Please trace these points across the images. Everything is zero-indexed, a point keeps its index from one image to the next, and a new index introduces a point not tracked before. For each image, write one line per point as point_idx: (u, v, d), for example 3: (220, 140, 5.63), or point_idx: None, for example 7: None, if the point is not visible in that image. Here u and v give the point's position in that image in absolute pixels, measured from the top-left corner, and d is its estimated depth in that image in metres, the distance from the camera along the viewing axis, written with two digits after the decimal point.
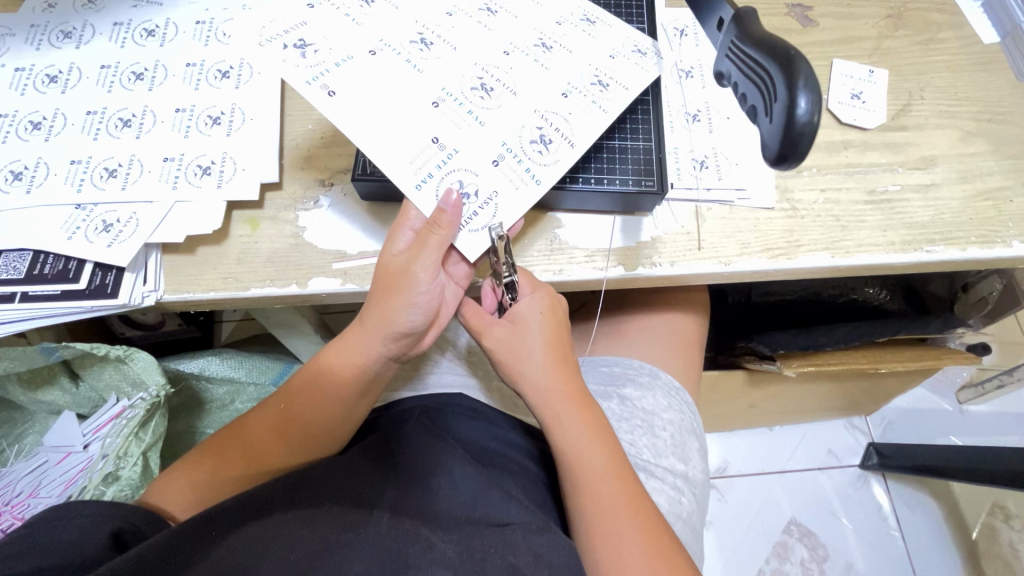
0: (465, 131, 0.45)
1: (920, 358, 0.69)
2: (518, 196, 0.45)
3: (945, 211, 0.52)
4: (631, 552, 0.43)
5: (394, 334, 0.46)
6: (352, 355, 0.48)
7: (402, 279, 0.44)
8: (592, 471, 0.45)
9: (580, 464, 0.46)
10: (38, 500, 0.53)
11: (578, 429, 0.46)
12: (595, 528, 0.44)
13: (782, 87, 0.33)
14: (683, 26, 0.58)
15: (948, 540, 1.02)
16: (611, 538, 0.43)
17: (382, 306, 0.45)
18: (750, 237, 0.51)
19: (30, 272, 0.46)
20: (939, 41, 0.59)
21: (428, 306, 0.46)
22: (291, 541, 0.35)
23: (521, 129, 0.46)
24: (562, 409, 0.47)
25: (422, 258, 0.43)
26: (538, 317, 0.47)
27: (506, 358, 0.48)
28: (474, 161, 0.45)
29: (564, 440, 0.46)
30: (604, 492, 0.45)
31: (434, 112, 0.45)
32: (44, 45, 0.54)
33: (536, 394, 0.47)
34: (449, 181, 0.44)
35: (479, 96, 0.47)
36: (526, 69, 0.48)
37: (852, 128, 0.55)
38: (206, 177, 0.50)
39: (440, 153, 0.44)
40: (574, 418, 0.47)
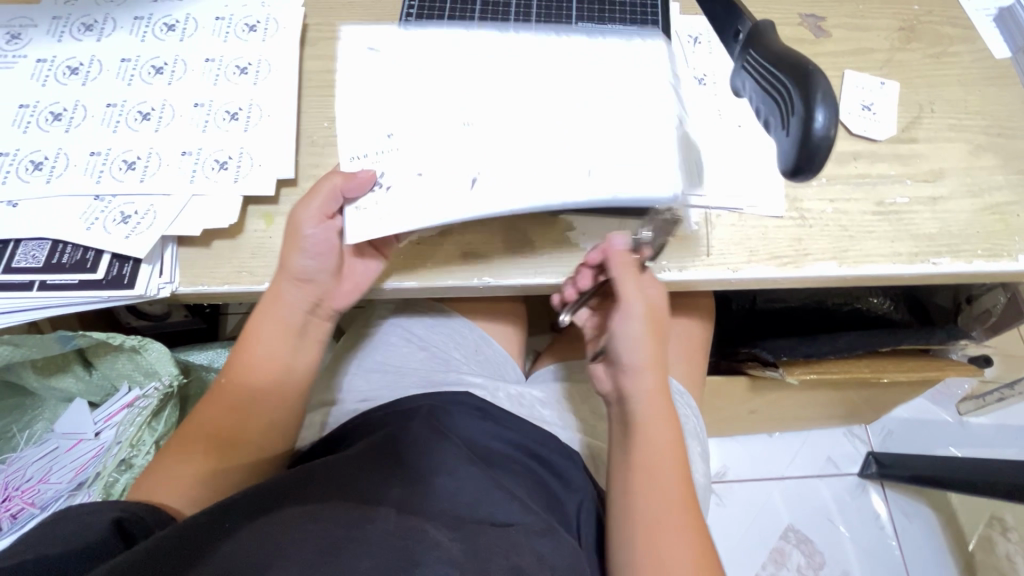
0: (433, 138, 0.48)
1: (922, 369, 0.70)
2: (449, 197, 0.46)
3: (952, 224, 0.52)
4: (677, 553, 0.44)
5: (292, 287, 0.49)
6: (266, 315, 0.49)
7: (296, 231, 0.47)
8: (666, 474, 0.47)
9: (656, 463, 0.48)
10: (49, 486, 0.54)
11: (661, 430, 0.49)
12: (645, 525, 0.45)
13: (798, 101, 0.34)
14: (697, 34, 0.59)
15: (945, 550, 1.03)
16: (661, 537, 0.45)
17: (286, 259, 0.48)
18: (758, 244, 0.51)
19: (49, 261, 0.47)
20: (951, 54, 0.60)
21: (318, 254, 0.48)
22: (299, 537, 0.35)
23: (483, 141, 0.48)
24: (655, 411, 0.49)
25: (302, 210, 0.47)
26: (653, 313, 0.51)
27: (632, 350, 0.51)
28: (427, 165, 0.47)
29: (648, 433, 0.49)
30: (659, 492, 0.47)
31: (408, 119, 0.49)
32: (65, 37, 0.55)
33: (633, 385, 0.50)
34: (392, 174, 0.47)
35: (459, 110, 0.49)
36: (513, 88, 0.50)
37: (862, 139, 0.55)
38: (223, 172, 0.51)
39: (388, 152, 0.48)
40: (661, 419, 0.49)
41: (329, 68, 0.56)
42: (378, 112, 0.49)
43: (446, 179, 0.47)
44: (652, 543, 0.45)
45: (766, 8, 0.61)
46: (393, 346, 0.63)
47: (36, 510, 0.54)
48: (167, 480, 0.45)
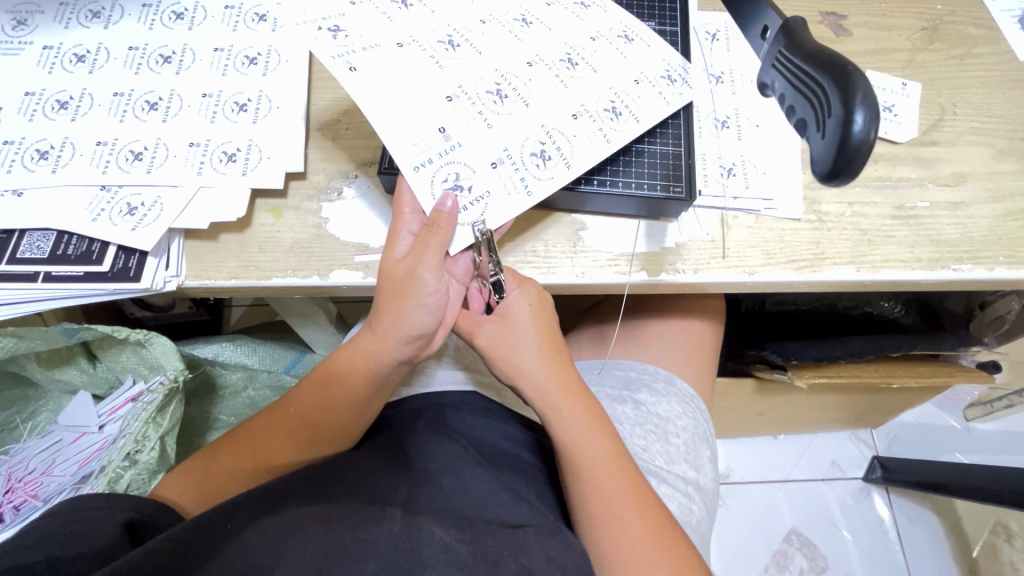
0: (480, 130, 0.45)
1: (932, 374, 0.69)
2: (506, 203, 0.45)
3: (974, 230, 0.51)
4: (638, 541, 0.43)
5: (404, 338, 0.46)
6: (362, 361, 0.47)
7: (410, 282, 0.44)
8: (596, 464, 0.45)
9: (583, 458, 0.45)
10: (53, 478, 0.54)
11: (580, 424, 0.45)
12: (603, 516, 0.44)
13: (837, 103, 0.33)
14: (717, 31, 0.57)
15: (949, 557, 1.02)
16: (617, 529, 0.43)
17: (391, 311, 0.45)
18: (775, 247, 0.50)
19: (54, 252, 0.46)
20: (974, 56, 0.59)
21: (437, 307, 0.45)
22: (306, 541, 0.34)
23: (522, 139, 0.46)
24: (561, 400, 0.46)
25: (424, 261, 0.43)
26: (525, 313, 0.46)
27: (493, 356, 0.46)
28: (481, 163, 0.45)
29: (564, 430, 0.45)
30: (610, 480, 0.44)
31: (451, 106, 0.45)
32: (72, 24, 0.54)
33: (531, 391, 0.46)
34: (446, 173, 0.44)
35: (502, 104, 0.47)
36: (544, 75, 0.48)
37: (883, 141, 0.54)
38: (232, 164, 0.50)
39: (447, 146, 0.44)
40: (575, 412, 0.46)
41: None
42: (407, 85, 0.45)
43: (497, 179, 0.45)
44: (609, 533, 0.43)
45: (786, 5, 0.60)
46: None
47: (39, 502, 0.53)
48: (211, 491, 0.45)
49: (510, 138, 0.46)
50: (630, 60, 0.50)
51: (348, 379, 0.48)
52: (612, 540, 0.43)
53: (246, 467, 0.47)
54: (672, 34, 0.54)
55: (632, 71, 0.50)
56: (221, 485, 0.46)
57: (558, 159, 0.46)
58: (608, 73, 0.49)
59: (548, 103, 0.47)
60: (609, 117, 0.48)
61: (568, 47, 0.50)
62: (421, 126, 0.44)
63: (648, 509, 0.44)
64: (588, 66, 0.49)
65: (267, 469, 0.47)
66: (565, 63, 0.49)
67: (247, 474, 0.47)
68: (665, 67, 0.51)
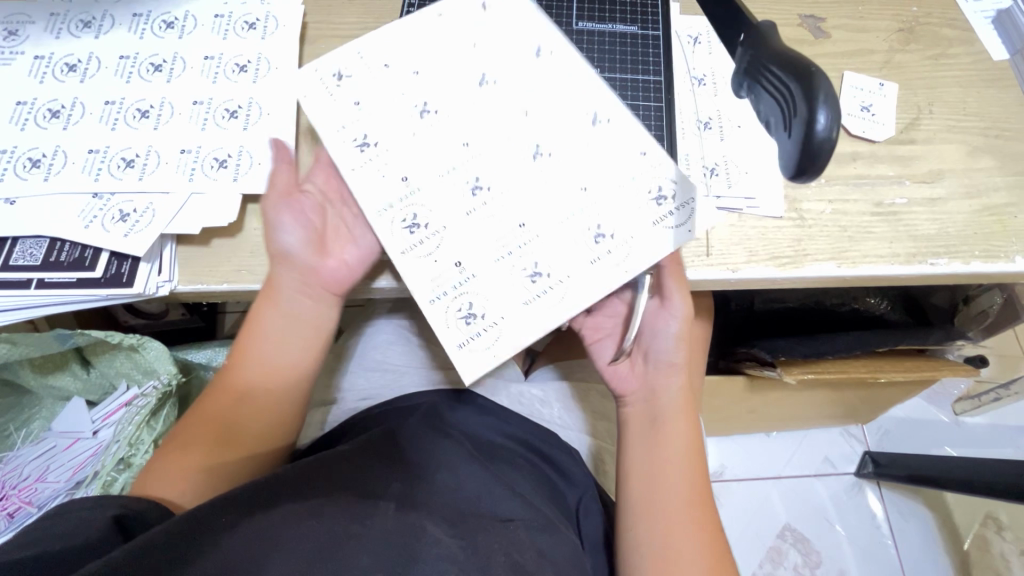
0: (487, 259, 0.47)
1: (916, 369, 0.70)
2: (528, 321, 0.47)
3: (951, 225, 0.53)
4: (691, 554, 0.45)
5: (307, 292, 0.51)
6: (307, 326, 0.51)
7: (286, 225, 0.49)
8: (678, 460, 0.49)
9: (670, 451, 0.49)
10: (46, 484, 0.54)
11: (680, 423, 0.51)
12: (666, 522, 0.46)
13: (802, 102, 0.34)
14: (699, 34, 0.58)
15: (940, 549, 1.03)
16: (680, 528, 0.46)
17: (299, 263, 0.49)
18: (758, 245, 0.51)
19: (47, 259, 0.47)
20: (949, 56, 0.60)
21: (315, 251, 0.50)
22: (301, 534, 0.35)
23: (519, 260, 0.48)
24: (675, 418, 0.51)
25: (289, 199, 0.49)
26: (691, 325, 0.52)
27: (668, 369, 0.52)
28: (496, 287, 0.47)
29: (666, 423, 0.51)
30: (685, 494, 0.48)
31: (458, 238, 0.48)
32: (63, 34, 0.55)
33: (667, 391, 0.52)
34: (461, 301, 0.47)
35: (501, 231, 0.48)
36: (538, 185, 0.49)
37: (862, 139, 0.56)
38: (223, 170, 0.50)
39: (461, 277, 0.47)
40: (682, 413, 0.51)
41: None
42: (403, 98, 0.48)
43: (513, 297, 0.47)
44: (669, 543, 0.45)
45: (766, 9, 0.61)
46: (390, 344, 0.62)
47: (33, 508, 0.53)
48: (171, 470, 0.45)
49: (513, 262, 0.48)
50: (622, 149, 0.49)
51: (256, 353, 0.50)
52: (668, 548, 0.45)
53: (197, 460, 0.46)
54: (655, 37, 0.58)
55: (623, 171, 0.49)
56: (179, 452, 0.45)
57: (557, 279, 0.47)
58: (600, 178, 0.49)
59: (548, 226, 0.48)
60: (604, 242, 0.48)
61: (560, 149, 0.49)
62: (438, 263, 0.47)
63: (710, 525, 0.47)
64: (580, 172, 0.49)
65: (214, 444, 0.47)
66: (560, 173, 0.49)
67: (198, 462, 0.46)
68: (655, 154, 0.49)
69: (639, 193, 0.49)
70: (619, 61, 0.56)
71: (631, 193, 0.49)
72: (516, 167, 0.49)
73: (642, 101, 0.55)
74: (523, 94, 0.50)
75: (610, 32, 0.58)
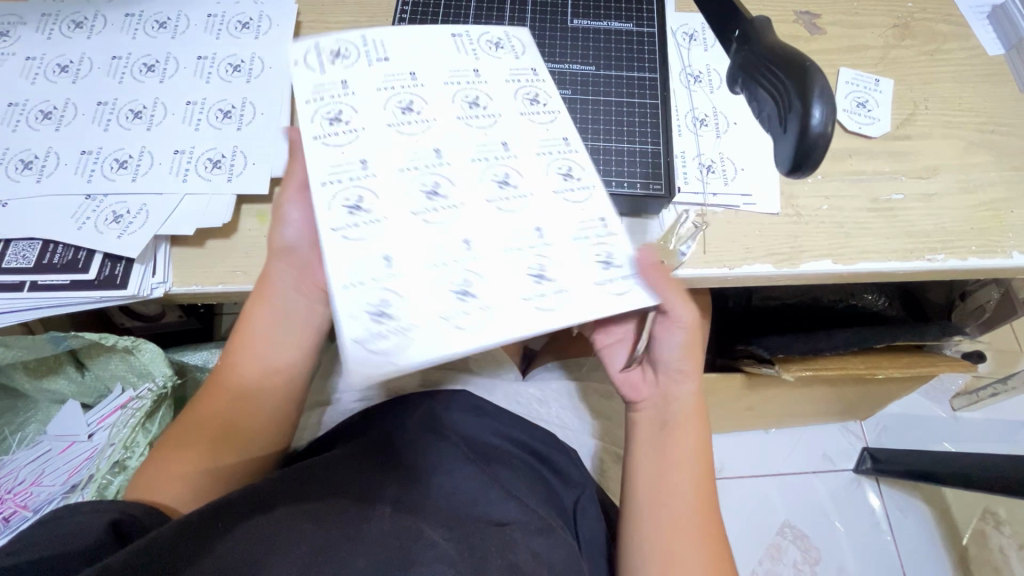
0: (417, 264, 0.40)
1: (914, 365, 0.70)
2: (435, 332, 0.38)
3: (947, 221, 0.53)
4: (692, 559, 0.45)
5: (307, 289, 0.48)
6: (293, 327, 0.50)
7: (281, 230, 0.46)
8: (683, 468, 0.48)
9: (676, 460, 0.49)
10: (42, 488, 0.54)
11: (687, 431, 0.50)
12: (668, 524, 0.46)
13: (797, 97, 0.34)
14: (694, 31, 0.59)
15: (939, 545, 1.04)
16: (681, 538, 0.46)
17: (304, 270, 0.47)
18: (755, 242, 0.51)
19: (39, 261, 0.47)
20: (944, 51, 0.60)
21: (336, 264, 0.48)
22: (296, 537, 0.35)
23: (451, 275, 0.40)
24: (683, 421, 0.50)
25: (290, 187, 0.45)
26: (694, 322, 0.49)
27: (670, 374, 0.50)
28: (418, 294, 0.39)
29: (676, 433, 0.50)
30: (689, 499, 0.48)
31: (397, 235, 0.40)
32: (55, 34, 0.54)
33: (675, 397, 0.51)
34: (376, 296, 0.38)
35: (443, 243, 0.41)
36: (476, 208, 0.42)
37: (858, 135, 0.56)
38: (217, 170, 0.50)
39: (385, 272, 0.39)
40: (692, 422, 0.50)
41: None
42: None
43: (431, 308, 0.38)
44: (672, 547, 0.45)
45: (761, 5, 0.61)
46: None
47: (29, 513, 0.53)
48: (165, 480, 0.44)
49: (444, 275, 0.40)
50: (593, 199, 0.44)
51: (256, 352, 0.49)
52: (670, 552, 0.45)
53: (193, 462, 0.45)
54: (651, 34, 0.56)
55: (578, 223, 0.43)
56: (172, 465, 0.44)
57: (483, 306, 0.39)
58: (557, 224, 0.42)
59: (492, 251, 0.41)
60: (542, 285, 0.40)
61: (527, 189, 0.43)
62: (363, 247, 0.39)
63: (712, 535, 0.47)
64: (537, 212, 0.43)
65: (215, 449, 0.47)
66: (520, 207, 0.43)
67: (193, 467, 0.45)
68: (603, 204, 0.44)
69: (590, 249, 0.42)
70: (616, 61, 0.55)
71: (580, 251, 0.42)
72: (480, 193, 0.42)
73: (635, 98, 0.53)
74: (509, 108, 0.46)
75: (606, 30, 0.56)
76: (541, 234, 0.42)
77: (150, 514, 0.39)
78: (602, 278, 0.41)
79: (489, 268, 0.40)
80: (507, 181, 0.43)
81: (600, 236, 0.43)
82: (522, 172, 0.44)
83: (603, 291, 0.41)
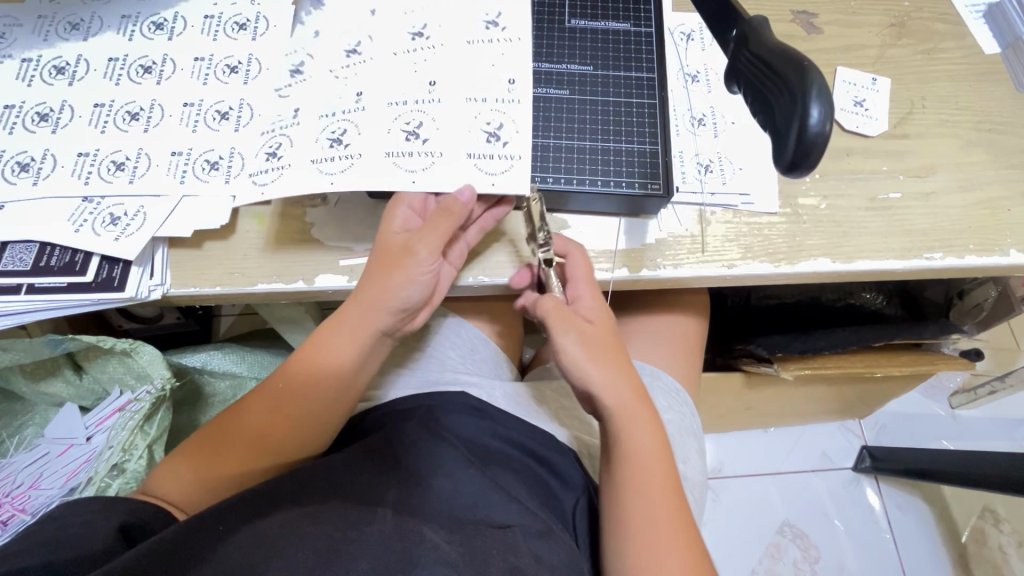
0: (311, 114, 0.49)
1: (913, 363, 0.70)
2: (306, 175, 0.46)
3: (944, 219, 0.53)
4: (673, 565, 0.43)
5: (387, 308, 0.47)
6: (345, 335, 0.48)
7: (404, 256, 0.45)
8: (646, 471, 0.46)
9: (638, 463, 0.46)
10: (40, 491, 0.53)
11: (638, 431, 0.47)
12: (642, 532, 0.44)
13: (795, 97, 0.34)
14: (692, 31, 0.59)
15: (938, 543, 1.04)
16: (662, 549, 0.43)
17: (383, 286, 0.46)
18: (753, 241, 0.51)
19: (37, 264, 0.47)
20: (941, 50, 0.60)
21: (424, 286, 0.46)
22: (297, 539, 0.35)
23: (334, 124, 0.48)
24: (633, 417, 0.47)
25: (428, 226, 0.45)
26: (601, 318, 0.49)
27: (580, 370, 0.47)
28: (302, 137, 0.48)
29: (630, 435, 0.47)
30: (658, 498, 0.46)
31: (303, 88, 0.50)
32: (51, 37, 0.54)
33: (606, 398, 0.47)
34: (270, 139, 0.49)
35: (338, 95, 0.49)
36: (387, 91, 0.49)
37: (855, 135, 0.56)
38: (214, 173, 0.49)
39: (286, 120, 0.49)
40: (640, 420, 0.48)
41: None
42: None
43: (309, 151, 0.47)
44: (650, 556, 0.43)
45: (759, 4, 0.61)
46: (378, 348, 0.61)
47: (27, 516, 0.52)
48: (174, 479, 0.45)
49: (328, 123, 0.48)
50: (488, 74, 0.49)
51: (334, 349, 0.48)
52: (648, 562, 0.43)
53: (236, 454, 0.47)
54: (647, 34, 0.54)
55: (476, 90, 0.49)
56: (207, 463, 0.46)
57: (351, 155, 0.46)
58: (452, 84, 0.49)
59: (373, 126, 0.47)
60: (411, 147, 0.46)
61: (434, 43, 0.50)
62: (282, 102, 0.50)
63: (690, 538, 0.45)
64: (436, 70, 0.49)
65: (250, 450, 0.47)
66: (421, 66, 0.49)
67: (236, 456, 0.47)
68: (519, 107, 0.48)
69: (478, 115, 0.48)
70: (613, 59, 0.53)
71: (471, 112, 0.48)
72: (391, 46, 0.50)
73: (632, 99, 0.52)
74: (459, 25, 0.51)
75: (602, 29, 0.54)
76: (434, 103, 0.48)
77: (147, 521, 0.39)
78: (484, 153, 0.47)
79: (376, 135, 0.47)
80: (421, 32, 0.51)
81: (501, 103, 0.48)
82: (437, 69, 0.50)
83: (480, 176, 0.46)
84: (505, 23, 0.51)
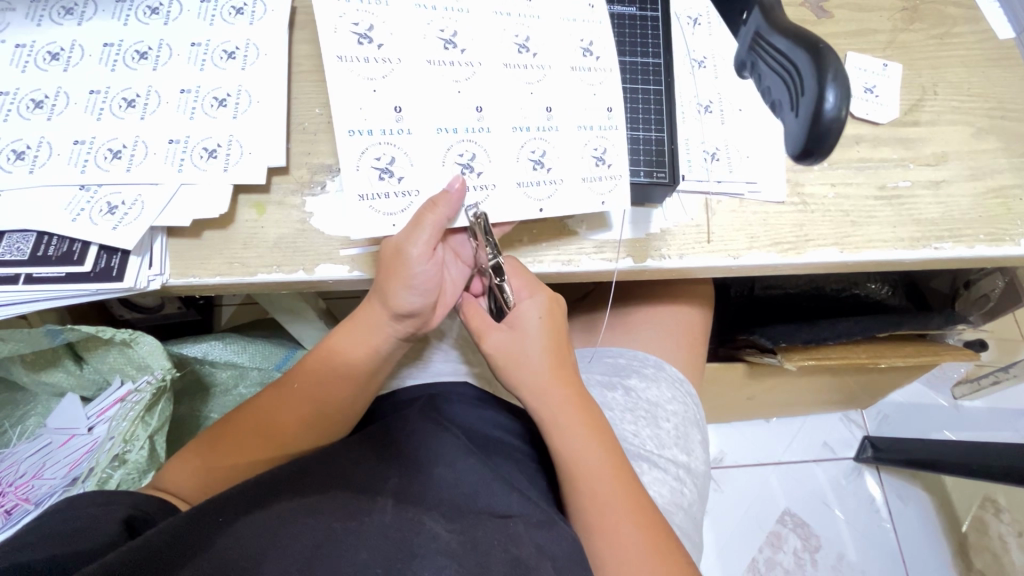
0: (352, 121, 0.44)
1: (920, 354, 0.68)
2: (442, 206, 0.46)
3: (955, 209, 0.52)
4: (632, 545, 0.43)
5: (395, 315, 0.47)
6: (360, 338, 0.49)
7: (402, 264, 0.44)
8: (591, 466, 0.45)
9: (575, 462, 0.45)
10: (43, 482, 0.54)
11: (574, 430, 0.46)
12: (596, 520, 0.44)
13: (812, 82, 0.37)
14: (699, 14, 0.57)
15: (938, 532, 1.04)
16: (618, 537, 0.43)
17: (389, 292, 0.45)
18: (760, 231, 0.51)
19: (34, 253, 0.46)
20: (954, 35, 0.59)
21: (426, 289, 0.46)
22: (297, 532, 0.35)
23: (458, 143, 0.46)
24: (557, 410, 0.46)
25: (417, 236, 0.43)
26: (535, 321, 0.47)
27: (508, 369, 0.47)
28: (423, 155, 0.45)
29: (563, 439, 0.46)
30: (605, 490, 0.45)
31: (406, 82, 0.45)
32: (45, 21, 0.53)
33: (536, 400, 0.47)
34: (381, 151, 0.44)
35: (456, 106, 0.46)
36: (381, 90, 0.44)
37: (864, 122, 0.55)
38: (212, 160, 0.49)
39: (394, 127, 0.45)
40: (573, 420, 0.46)
41: (318, 51, 0.54)
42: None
43: (434, 175, 0.46)
44: (606, 538, 0.44)
45: None
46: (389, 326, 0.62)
47: (31, 506, 0.53)
48: (183, 477, 0.46)
49: (451, 142, 0.46)
50: None
51: (352, 352, 0.49)
52: (607, 546, 0.43)
53: (255, 456, 0.48)
54: (653, 19, 0.52)
55: (584, 117, 0.49)
56: (219, 457, 0.47)
57: (484, 184, 0.47)
58: (566, 107, 0.49)
59: (500, 151, 0.47)
60: (538, 171, 0.48)
61: (542, 63, 0.49)
62: (377, 94, 0.44)
63: (649, 522, 0.44)
64: (550, 93, 0.49)
65: (266, 444, 0.48)
66: (463, 85, 0.47)
67: (250, 456, 0.48)
68: (620, 136, 0.49)
69: (586, 143, 0.49)
70: (617, 44, 0.51)
71: (581, 140, 0.49)
72: (500, 56, 0.48)
73: (635, 84, 0.51)
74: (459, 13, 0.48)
75: (608, 13, 0.52)
76: (550, 118, 0.49)
77: (136, 517, 0.39)
78: (594, 178, 0.48)
79: (501, 163, 0.47)
80: (526, 46, 0.49)
81: (542, 131, 0.48)
82: (541, 82, 0.49)
83: (592, 199, 0.48)
84: (538, 48, 0.49)
